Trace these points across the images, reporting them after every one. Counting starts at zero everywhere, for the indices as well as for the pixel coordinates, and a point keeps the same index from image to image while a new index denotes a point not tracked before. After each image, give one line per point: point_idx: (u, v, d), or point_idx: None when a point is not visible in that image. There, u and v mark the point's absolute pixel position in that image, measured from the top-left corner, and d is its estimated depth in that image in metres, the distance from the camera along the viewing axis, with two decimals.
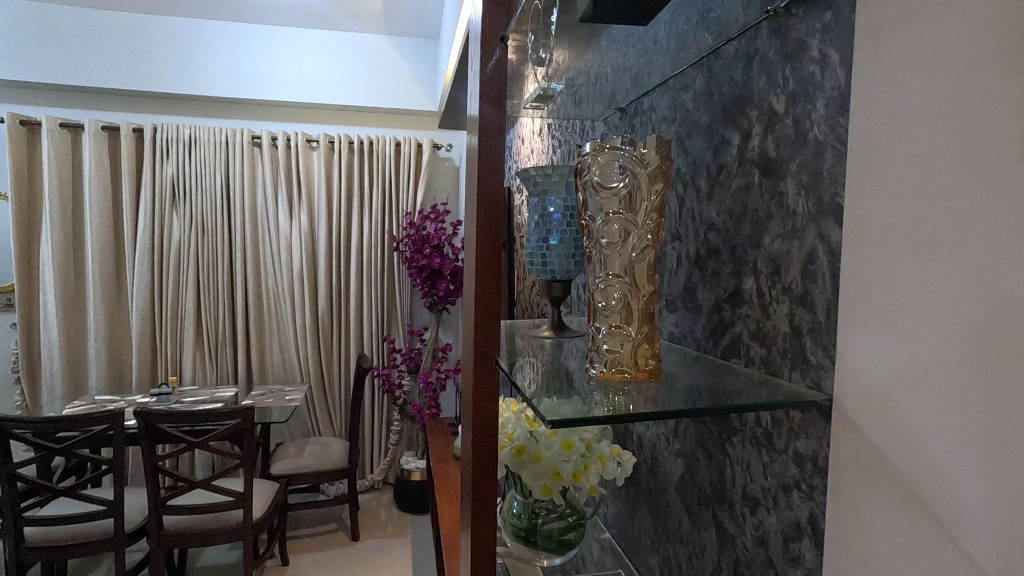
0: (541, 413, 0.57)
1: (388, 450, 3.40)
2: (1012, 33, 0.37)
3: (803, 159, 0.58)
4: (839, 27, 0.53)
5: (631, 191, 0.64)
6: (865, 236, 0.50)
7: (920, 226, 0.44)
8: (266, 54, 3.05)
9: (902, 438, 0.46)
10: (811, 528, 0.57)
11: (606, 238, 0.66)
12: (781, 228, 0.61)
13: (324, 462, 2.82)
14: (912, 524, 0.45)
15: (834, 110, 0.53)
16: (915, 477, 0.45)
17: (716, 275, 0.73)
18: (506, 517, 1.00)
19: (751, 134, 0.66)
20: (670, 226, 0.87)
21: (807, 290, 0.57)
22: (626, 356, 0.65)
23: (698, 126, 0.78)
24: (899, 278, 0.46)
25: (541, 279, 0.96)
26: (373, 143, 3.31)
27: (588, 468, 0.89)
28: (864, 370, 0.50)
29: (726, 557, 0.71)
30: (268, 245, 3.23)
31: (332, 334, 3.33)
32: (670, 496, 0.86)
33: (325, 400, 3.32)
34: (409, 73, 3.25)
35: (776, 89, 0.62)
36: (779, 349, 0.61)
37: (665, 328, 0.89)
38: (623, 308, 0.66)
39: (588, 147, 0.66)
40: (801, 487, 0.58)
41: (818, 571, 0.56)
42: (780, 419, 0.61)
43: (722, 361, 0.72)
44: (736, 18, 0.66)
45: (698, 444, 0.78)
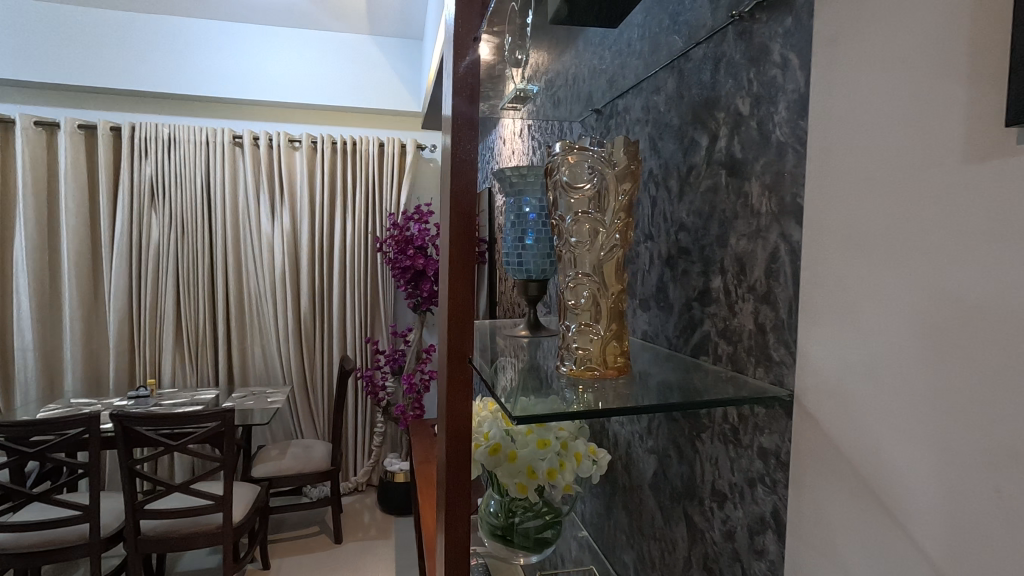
0: (513, 412, 0.58)
1: (371, 451, 3.39)
2: (956, 40, 0.38)
3: (766, 160, 0.59)
4: (799, 31, 0.54)
5: (599, 191, 0.65)
6: (823, 236, 0.51)
7: (874, 226, 0.45)
8: (248, 53, 3.03)
9: (858, 432, 0.47)
10: (774, 521, 0.58)
11: (576, 238, 0.67)
12: (746, 228, 0.62)
13: (307, 464, 2.80)
14: (867, 515, 0.46)
15: (794, 112, 0.55)
16: (871, 470, 0.46)
17: (686, 275, 0.75)
18: (483, 516, 1.01)
19: (718, 136, 0.67)
20: (642, 227, 0.88)
21: (770, 288, 0.58)
22: (595, 354, 0.66)
23: (669, 127, 0.80)
24: (855, 277, 0.48)
25: (518, 279, 0.98)
26: (357, 143, 3.29)
27: (563, 466, 0.90)
28: (823, 366, 0.51)
29: (696, 552, 0.72)
30: (249, 245, 3.20)
31: (315, 335, 3.31)
32: (644, 493, 0.87)
33: (307, 402, 3.30)
34: (392, 74, 3.24)
35: (741, 92, 0.63)
36: (744, 347, 0.62)
37: (639, 327, 0.90)
38: (592, 306, 0.66)
39: (557, 148, 0.66)
40: (765, 481, 0.59)
41: (780, 563, 0.57)
42: (746, 415, 0.62)
43: (691, 358, 0.73)
44: (704, 22, 0.67)
45: (670, 441, 0.79)
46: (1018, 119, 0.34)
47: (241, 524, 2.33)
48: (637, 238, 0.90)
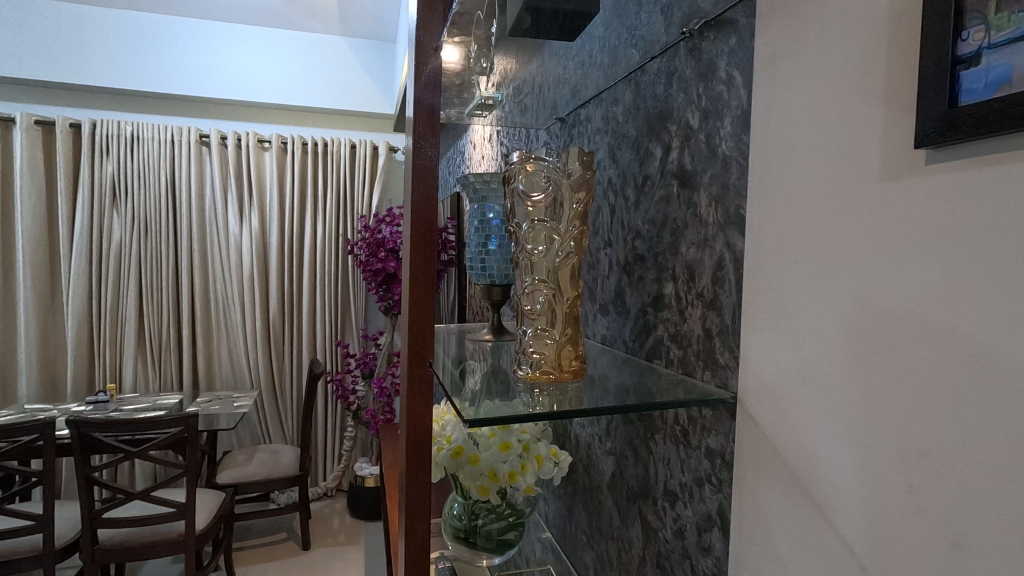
0: (470, 415, 0.59)
1: (341, 456, 3.35)
2: (875, 67, 0.41)
3: (713, 173, 0.61)
4: (742, 51, 0.57)
5: (555, 199, 0.67)
6: (762, 246, 0.54)
7: (806, 237, 0.48)
8: (216, 51, 2.98)
9: (793, 433, 0.50)
10: (720, 519, 0.60)
11: (533, 245, 0.68)
12: (696, 237, 0.64)
13: (274, 469, 2.75)
14: (801, 511, 0.49)
15: (738, 127, 0.57)
16: (803, 467, 0.49)
17: (641, 280, 0.77)
18: (447, 519, 1.01)
19: (671, 147, 0.70)
20: (602, 234, 0.91)
21: (716, 295, 0.61)
22: (550, 358, 0.68)
23: (626, 138, 0.82)
24: (791, 285, 0.50)
25: (481, 284, 0.99)
26: (328, 144, 3.26)
27: (525, 468, 0.91)
28: (763, 369, 0.54)
29: (650, 550, 0.74)
30: (216, 246, 3.14)
31: (284, 339, 3.25)
32: (603, 493, 0.89)
33: (275, 407, 3.24)
34: (365, 76, 3.22)
35: (691, 106, 0.65)
36: (694, 351, 0.65)
37: (599, 332, 0.92)
38: (548, 311, 0.68)
39: (514, 158, 0.68)
40: (712, 480, 0.61)
41: (725, 559, 0.59)
42: (695, 416, 0.64)
43: (646, 361, 0.76)
44: (659, 37, 0.70)
45: (626, 443, 0.81)
46: (926, 142, 0.37)
47: (204, 532, 2.27)
48: (597, 245, 0.93)
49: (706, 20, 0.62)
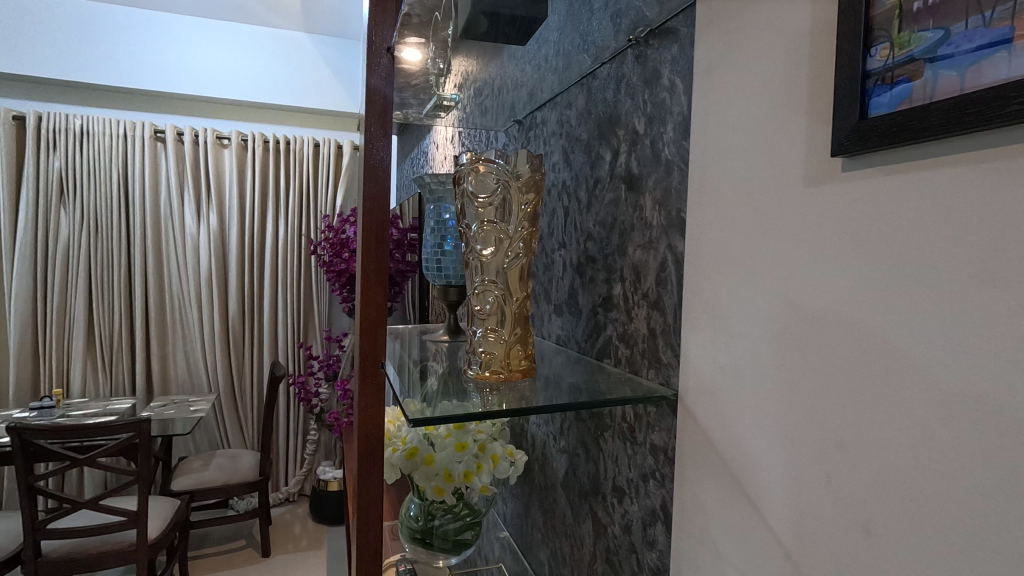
0: (416, 414, 0.59)
1: (304, 460, 3.29)
2: (799, 78, 0.44)
3: (657, 176, 0.63)
4: (684, 59, 0.59)
5: (504, 200, 0.68)
6: (700, 248, 0.56)
7: (739, 240, 0.50)
8: (171, 43, 2.85)
9: (727, 428, 0.52)
10: (663, 513, 0.62)
11: (483, 246, 0.69)
12: (641, 240, 0.66)
13: (232, 475, 2.68)
14: (733, 502, 0.51)
15: (679, 133, 0.59)
16: (735, 461, 0.51)
17: (593, 281, 0.78)
18: (404, 520, 1.01)
19: (619, 152, 0.71)
20: (557, 235, 0.92)
21: (660, 296, 0.63)
22: (499, 357, 0.68)
23: (579, 141, 0.84)
24: (726, 287, 0.52)
25: (438, 284, 0.99)
26: (291, 142, 3.19)
27: (480, 468, 0.92)
28: (700, 367, 0.56)
29: (600, 547, 0.75)
30: (172, 244, 3.04)
31: (243, 340, 3.16)
32: (557, 491, 0.90)
33: (235, 410, 3.16)
34: (329, 73, 3.17)
35: (637, 112, 0.67)
36: (640, 350, 0.67)
37: (554, 332, 0.93)
38: (497, 311, 0.68)
39: (464, 159, 0.68)
40: (656, 475, 0.63)
41: (668, 552, 0.61)
42: (641, 414, 0.66)
43: (597, 360, 0.77)
44: (608, 43, 0.71)
45: (579, 441, 0.82)
46: (843, 150, 0.39)
47: (157, 541, 2.19)
48: (552, 246, 0.94)
49: (651, 29, 0.64)
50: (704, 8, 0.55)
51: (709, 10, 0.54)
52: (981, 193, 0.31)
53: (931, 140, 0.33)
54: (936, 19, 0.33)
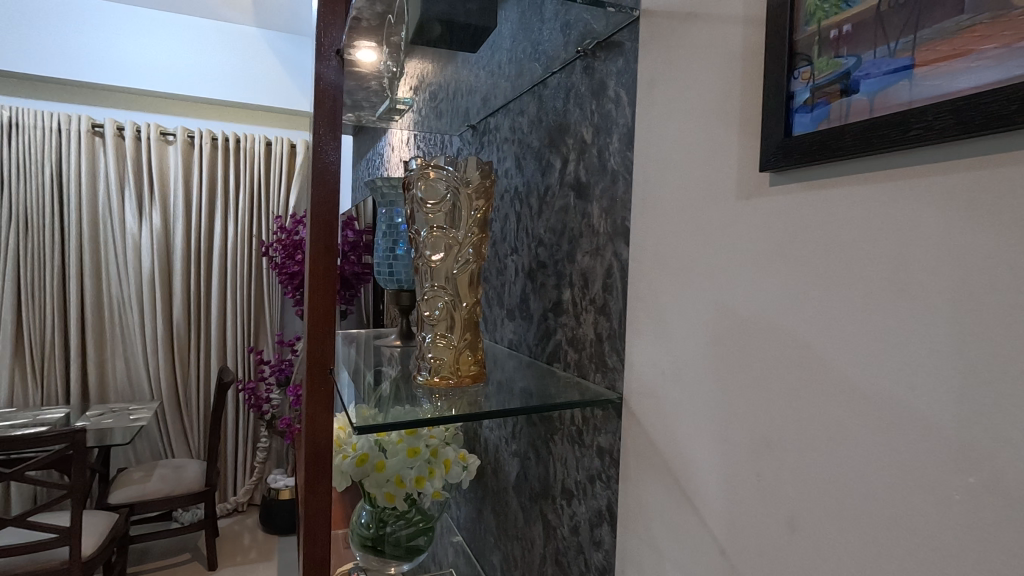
0: (360, 421, 0.58)
1: (254, 469, 3.17)
2: (732, 96, 0.46)
3: (604, 186, 0.65)
4: (628, 72, 0.61)
5: (453, 205, 0.68)
6: (643, 255, 0.58)
7: (678, 249, 0.52)
8: (109, 33, 2.69)
9: (667, 429, 0.54)
10: (609, 514, 0.63)
11: (432, 251, 0.69)
12: (589, 247, 0.68)
13: (175, 486, 2.55)
14: (673, 501, 0.53)
15: (623, 144, 0.61)
16: (675, 462, 0.52)
17: (544, 287, 0.80)
18: (354, 528, 0.99)
19: (568, 160, 0.73)
20: (510, 241, 0.93)
21: (606, 301, 0.64)
22: (449, 363, 0.69)
23: (530, 148, 0.85)
24: (667, 292, 0.54)
25: (390, 289, 0.98)
26: (241, 140, 3.08)
27: (432, 473, 0.91)
28: (643, 371, 0.58)
29: (550, 548, 0.76)
30: (111, 245, 2.88)
31: (188, 345, 3.03)
32: (508, 494, 0.91)
33: (180, 419, 3.02)
34: (282, 70, 3.06)
35: (585, 122, 0.69)
36: (587, 354, 0.68)
37: (506, 336, 0.94)
38: (447, 317, 0.69)
39: (413, 164, 0.68)
40: (602, 477, 0.65)
41: (613, 552, 0.63)
42: (588, 417, 0.68)
43: (548, 364, 0.78)
44: (558, 54, 0.73)
45: (530, 444, 0.83)
46: (770, 166, 0.41)
47: (92, 558, 2.07)
48: (504, 252, 0.95)
49: (598, 41, 0.66)
50: (647, 25, 0.57)
51: (651, 27, 0.56)
52: (891, 209, 0.34)
53: (846, 159, 0.36)
54: (848, 48, 0.36)
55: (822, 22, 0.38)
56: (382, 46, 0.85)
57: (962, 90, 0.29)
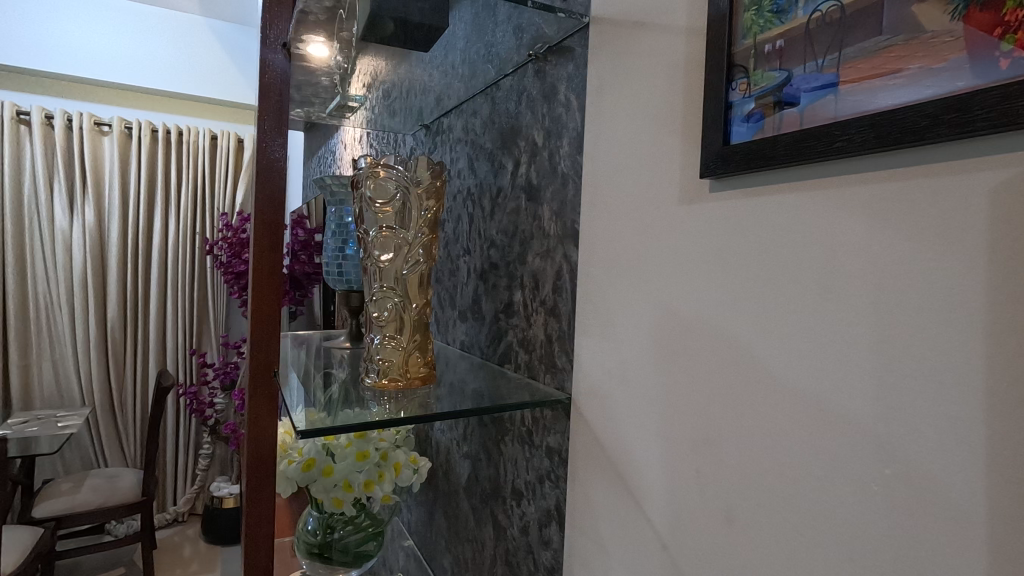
0: (304, 426, 0.57)
1: (196, 477, 3.03)
2: (675, 104, 0.47)
3: (554, 189, 0.66)
4: (578, 77, 0.62)
5: (403, 205, 0.67)
6: (592, 257, 0.59)
7: (624, 251, 0.53)
8: (35, 14, 2.51)
9: (613, 428, 0.55)
10: (557, 513, 0.64)
11: (381, 252, 0.68)
12: (540, 249, 0.69)
13: (110, 497, 2.40)
14: (618, 499, 0.54)
15: (573, 147, 0.62)
16: (620, 459, 0.54)
17: (495, 288, 0.80)
18: (299, 535, 0.96)
19: (519, 163, 0.73)
20: (462, 242, 0.93)
21: (556, 303, 0.65)
22: (397, 365, 0.68)
23: (483, 149, 0.85)
24: (614, 294, 0.55)
25: (339, 289, 0.96)
26: (183, 133, 2.94)
27: (382, 477, 0.90)
28: (591, 371, 0.59)
29: (500, 549, 0.76)
30: (37, 241, 2.69)
31: (125, 348, 2.86)
32: (459, 496, 0.91)
33: (114, 426, 2.84)
34: (228, 61, 2.94)
35: (537, 124, 0.70)
36: (538, 355, 0.69)
37: (458, 338, 0.93)
38: (396, 318, 0.68)
39: (362, 163, 0.67)
40: (551, 476, 0.66)
41: (561, 550, 0.63)
42: (538, 418, 0.68)
43: (499, 365, 0.79)
44: (510, 57, 0.73)
45: (481, 446, 0.83)
46: (709, 172, 0.43)
47: None
48: (456, 253, 0.95)
49: (549, 46, 0.67)
50: (596, 32, 0.58)
51: (600, 33, 0.57)
52: (819, 215, 0.36)
53: (778, 168, 0.38)
54: (782, 62, 0.38)
55: (757, 37, 0.40)
56: (333, 40, 0.83)
57: (882, 107, 0.31)
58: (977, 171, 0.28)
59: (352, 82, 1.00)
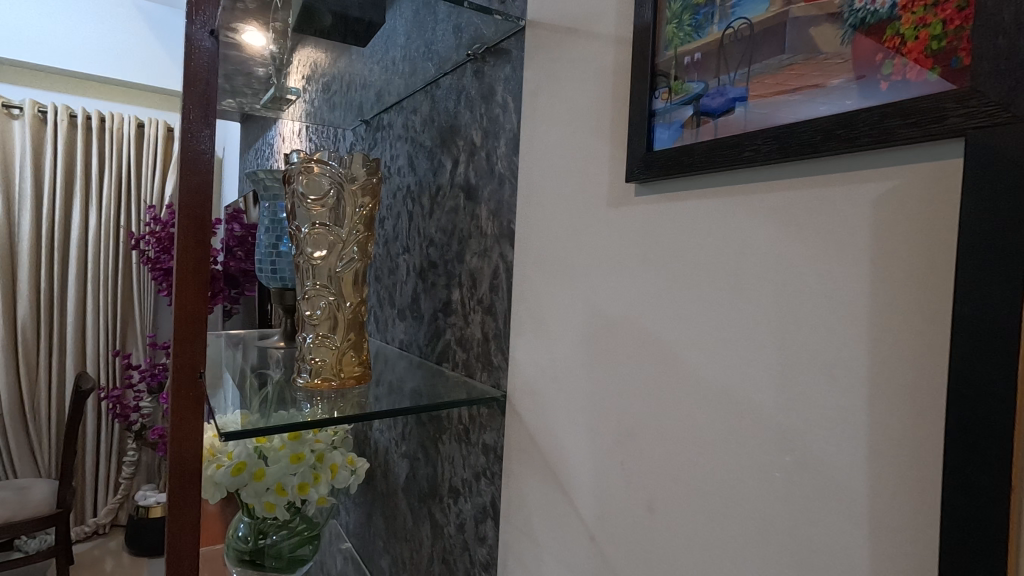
0: (228, 430, 0.55)
1: (119, 486, 2.84)
2: (604, 110, 0.49)
3: (492, 188, 0.66)
4: (515, 79, 0.63)
5: (337, 202, 0.66)
6: (527, 257, 0.60)
7: (557, 251, 0.55)
8: None
9: (546, 424, 0.56)
10: (492, 509, 0.65)
11: (314, 249, 0.67)
12: (477, 248, 0.69)
13: (19, 509, 2.21)
14: (550, 493, 0.55)
15: (510, 148, 0.63)
16: (552, 454, 0.55)
17: (434, 286, 0.80)
18: (229, 542, 0.92)
19: (458, 162, 0.74)
20: (401, 240, 0.92)
21: (493, 301, 0.66)
22: (330, 364, 0.66)
23: (422, 147, 0.85)
24: (547, 294, 0.56)
25: (272, 288, 0.94)
26: (106, 119, 2.74)
27: (317, 479, 0.88)
28: (526, 368, 0.60)
29: (437, 548, 0.77)
30: None
31: (38, 349, 2.64)
32: (397, 496, 0.90)
33: (25, 434, 2.61)
34: (157, 45, 2.76)
35: (475, 124, 0.70)
36: (475, 353, 0.70)
37: (397, 337, 0.92)
38: (329, 317, 0.66)
39: (294, 157, 0.65)
40: (487, 473, 0.66)
41: (496, 546, 0.64)
42: (474, 416, 0.69)
43: (437, 364, 0.79)
44: (448, 57, 0.73)
45: (419, 445, 0.83)
46: (634, 177, 0.44)
47: None
48: (396, 251, 0.94)
49: (487, 47, 0.68)
50: (532, 35, 0.60)
51: (536, 36, 0.59)
52: (731, 220, 0.38)
53: (694, 174, 0.40)
54: (699, 74, 0.40)
55: (678, 49, 0.41)
56: (268, 29, 0.80)
57: (784, 121, 0.34)
58: (862, 184, 0.31)
59: (290, 73, 0.97)
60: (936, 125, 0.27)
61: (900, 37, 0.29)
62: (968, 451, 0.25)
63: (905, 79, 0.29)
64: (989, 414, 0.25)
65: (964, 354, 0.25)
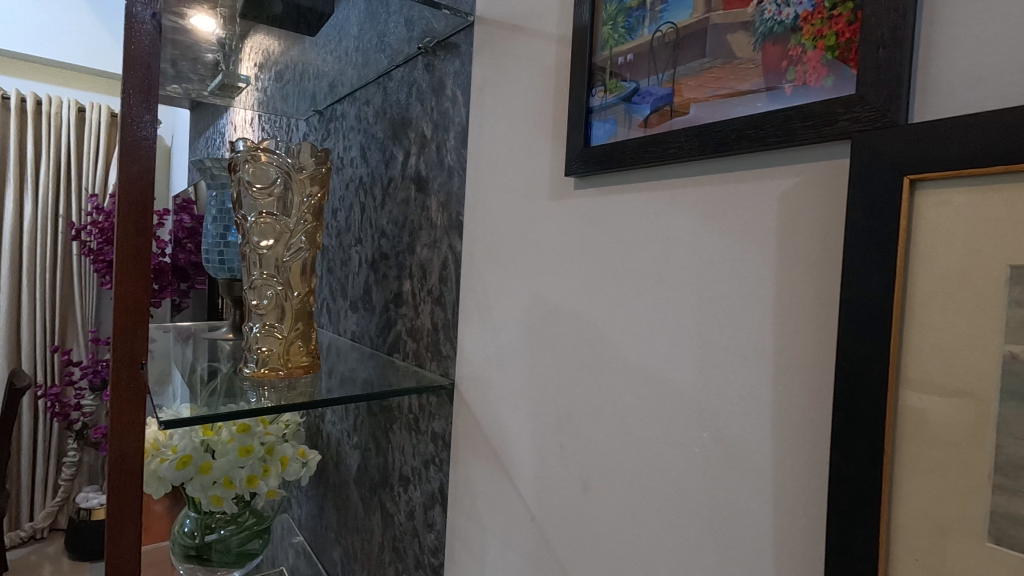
0: (175, 421, 0.54)
1: (59, 488, 2.70)
2: (546, 106, 0.51)
3: (441, 180, 0.68)
4: (464, 73, 0.64)
5: (284, 191, 0.66)
6: (474, 248, 0.61)
7: (503, 242, 0.56)
8: None
9: (491, 410, 0.58)
10: (441, 495, 0.66)
11: (260, 238, 0.66)
12: (427, 239, 0.70)
13: None
14: (494, 476, 0.57)
15: (458, 141, 0.64)
16: (497, 438, 0.57)
17: (385, 277, 0.80)
18: (174, 538, 0.90)
19: (409, 154, 0.74)
20: (354, 231, 0.92)
21: (442, 292, 0.67)
22: (278, 354, 0.66)
23: (375, 138, 0.85)
24: (493, 283, 0.58)
25: (220, 278, 0.92)
26: (42, 102, 2.59)
27: (267, 472, 0.87)
28: (473, 356, 0.61)
29: (387, 536, 0.77)
30: None
31: None
32: (349, 487, 0.90)
33: None
34: (100, 26, 2.63)
35: (425, 117, 0.71)
36: (425, 343, 0.71)
37: (349, 328, 0.92)
38: (276, 306, 0.66)
39: (240, 145, 0.64)
40: (435, 460, 0.67)
41: (444, 531, 0.66)
42: (424, 404, 0.70)
43: (388, 355, 0.79)
44: (400, 49, 0.74)
45: (370, 435, 0.83)
46: (572, 171, 0.46)
47: None
48: (349, 242, 0.93)
49: (437, 41, 0.68)
50: (479, 31, 0.61)
51: (483, 32, 0.60)
52: (658, 213, 0.40)
53: (625, 168, 0.42)
54: (631, 74, 0.42)
55: (613, 49, 0.44)
56: (216, 14, 0.78)
57: (704, 121, 0.36)
58: (769, 180, 0.34)
59: (241, 59, 0.95)
60: (828, 128, 0.30)
61: (802, 46, 0.32)
62: (850, 420, 0.28)
63: (804, 85, 0.31)
64: (866, 388, 0.28)
65: (847, 335, 0.28)
